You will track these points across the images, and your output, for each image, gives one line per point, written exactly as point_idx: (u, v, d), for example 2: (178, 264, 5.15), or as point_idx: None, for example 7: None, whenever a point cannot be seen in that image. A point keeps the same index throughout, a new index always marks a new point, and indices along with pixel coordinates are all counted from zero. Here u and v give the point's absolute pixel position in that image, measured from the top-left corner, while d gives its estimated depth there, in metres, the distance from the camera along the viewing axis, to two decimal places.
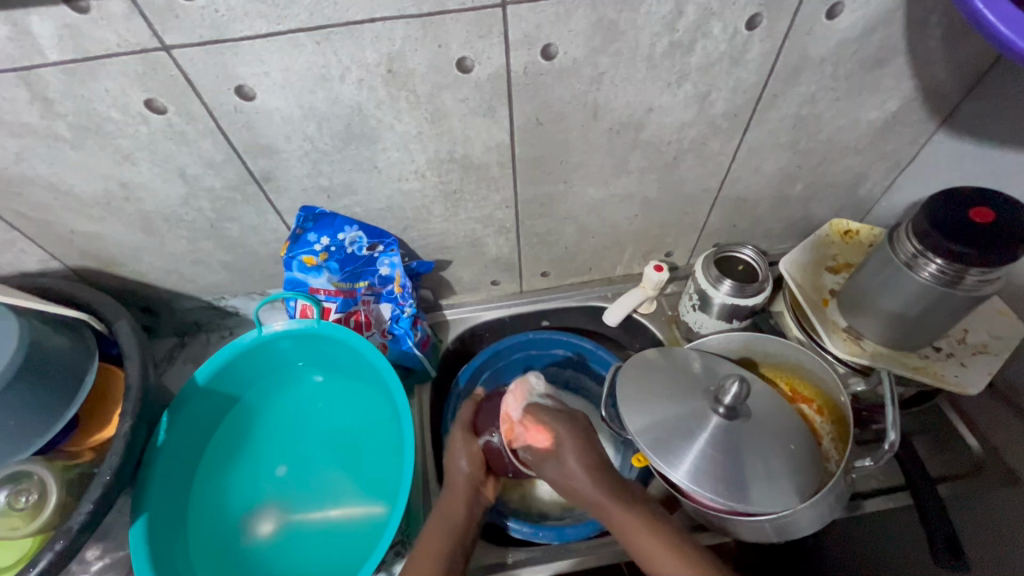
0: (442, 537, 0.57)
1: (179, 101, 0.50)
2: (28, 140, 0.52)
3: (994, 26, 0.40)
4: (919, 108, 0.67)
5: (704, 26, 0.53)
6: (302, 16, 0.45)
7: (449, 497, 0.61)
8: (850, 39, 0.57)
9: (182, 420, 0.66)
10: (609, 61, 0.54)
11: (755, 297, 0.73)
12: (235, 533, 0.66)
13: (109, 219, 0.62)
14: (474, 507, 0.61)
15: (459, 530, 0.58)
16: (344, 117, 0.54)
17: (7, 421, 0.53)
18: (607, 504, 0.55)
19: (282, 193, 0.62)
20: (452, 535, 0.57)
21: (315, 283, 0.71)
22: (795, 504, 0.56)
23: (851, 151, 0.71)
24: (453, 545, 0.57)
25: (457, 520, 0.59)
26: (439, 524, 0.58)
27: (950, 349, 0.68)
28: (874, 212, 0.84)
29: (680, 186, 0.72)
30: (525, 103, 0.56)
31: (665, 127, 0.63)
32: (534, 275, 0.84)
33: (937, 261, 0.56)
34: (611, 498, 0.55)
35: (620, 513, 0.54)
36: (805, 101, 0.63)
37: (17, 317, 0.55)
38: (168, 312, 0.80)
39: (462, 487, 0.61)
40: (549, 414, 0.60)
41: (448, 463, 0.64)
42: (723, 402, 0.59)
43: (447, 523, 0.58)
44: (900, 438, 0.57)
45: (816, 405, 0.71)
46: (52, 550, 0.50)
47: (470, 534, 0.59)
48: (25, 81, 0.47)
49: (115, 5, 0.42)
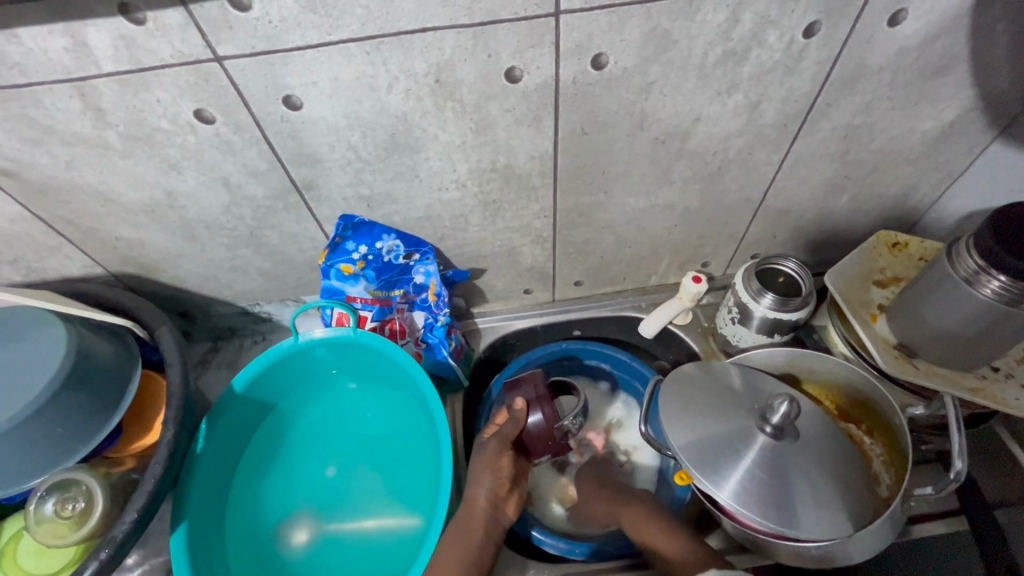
0: (456, 560, 0.58)
1: (227, 111, 0.50)
2: (79, 149, 0.52)
3: None
4: (977, 118, 0.64)
5: (760, 34, 0.51)
6: (354, 26, 0.45)
7: (466, 515, 0.62)
8: (911, 46, 0.55)
9: (219, 428, 0.67)
10: (660, 70, 0.52)
11: (798, 312, 0.70)
12: (270, 540, 0.66)
13: (153, 226, 0.63)
14: (492, 525, 0.62)
15: (475, 549, 0.60)
16: (388, 126, 0.54)
17: (54, 427, 0.54)
18: (630, 520, 0.65)
19: (323, 202, 0.62)
20: (467, 555, 0.59)
21: (352, 291, 0.71)
22: (848, 533, 0.53)
23: (903, 162, 0.69)
24: (469, 559, 0.59)
25: (476, 534, 0.61)
26: (456, 539, 0.60)
27: (1009, 370, 0.66)
28: (921, 222, 0.81)
29: (723, 196, 0.70)
30: (572, 113, 0.55)
31: (713, 136, 0.61)
32: (568, 284, 0.83)
33: (999, 278, 0.53)
34: (636, 513, 0.65)
35: (645, 525, 0.63)
36: (859, 111, 0.61)
37: (64, 325, 0.56)
38: (203, 317, 0.80)
39: (480, 511, 0.62)
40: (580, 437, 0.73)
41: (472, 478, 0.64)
42: (770, 421, 0.57)
43: (465, 532, 0.61)
44: (968, 468, 0.54)
45: (865, 426, 0.69)
46: (98, 558, 0.50)
47: (485, 563, 0.60)
48: (80, 92, 0.47)
49: (171, 16, 0.42)
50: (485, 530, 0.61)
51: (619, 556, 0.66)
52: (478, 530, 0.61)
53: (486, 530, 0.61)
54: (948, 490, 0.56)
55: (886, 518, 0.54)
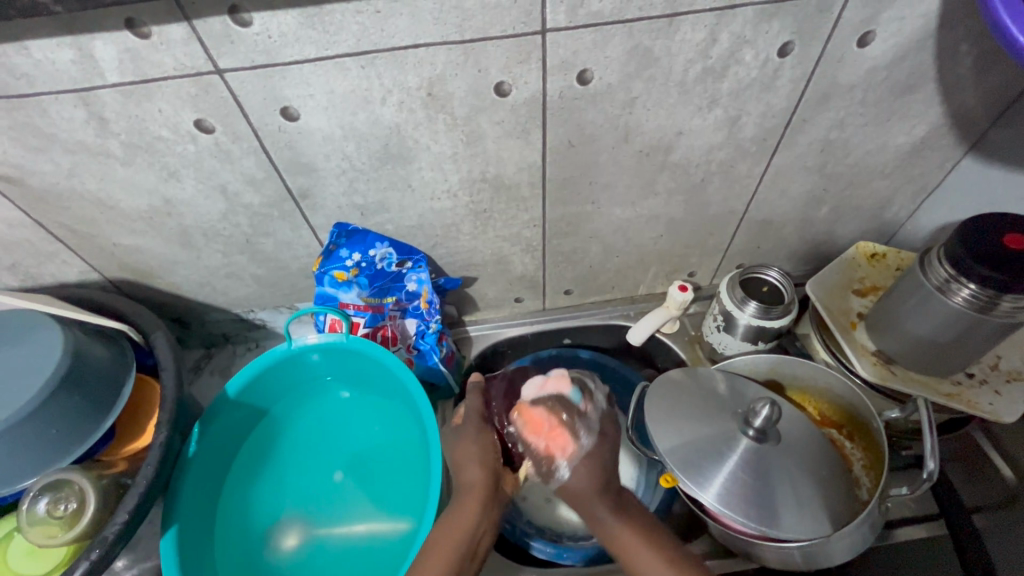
0: (449, 558, 0.54)
1: (227, 121, 0.52)
2: (80, 157, 0.54)
3: (1007, 25, 0.38)
4: (947, 133, 0.67)
5: (737, 53, 0.54)
6: (350, 42, 0.47)
7: (461, 499, 0.59)
8: (881, 66, 0.57)
9: (212, 432, 0.67)
10: (642, 86, 0.55)
11: (781, 320, 0.72)
12: (259, 546, 0.67)
13: (151, 233, 0.64)
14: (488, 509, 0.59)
15: (468, 541, 0.56)
16: (382, 137, 0.56)
17: (48, 429, 0.55)
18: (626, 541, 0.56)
19: (317, 210, 0.64)
20: (464, 542, 0.55)
21: (345, 298, 0.72)
22: (827, 532, 0.55)
23: (878, 175, 0.72)
24: (458, 555, 0.55)
25: (468, 524, 0.57)
26: (450, 529, 0.56)
27: (984, 376, 0.68)
28: (898, 235, 0.84)
29: (706, 208, 0.73)
30: (559, 126, 0.58)
31: (694, 150, 0.63)
32: (558, 292, 0.85)
33: (969, 286, 0.55)
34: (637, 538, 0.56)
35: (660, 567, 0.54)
36: (834, 126, 0.63)
37: (61, 329, 0.57)
38: (197, 324, 0.81)
39: (478, 487, 0.59)
40: (557, 415, 0.59)
41: (460, 462, 0.62)
42: (753, 424, 0.58)
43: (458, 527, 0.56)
44: (939, 467, 0.56)
45: (846, 431, 0.70)
46: (88, 559, 0.51)
47: (479, 553, 0.57)
48: (84, 101, 0.49)
49: (175, 30, 0.44)
50: (479, 513, 0.58)
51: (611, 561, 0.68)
52: (469, 521, 0.57)
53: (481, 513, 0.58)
54: (922, 490, 0.58)
55: (863, 520, 0.56)
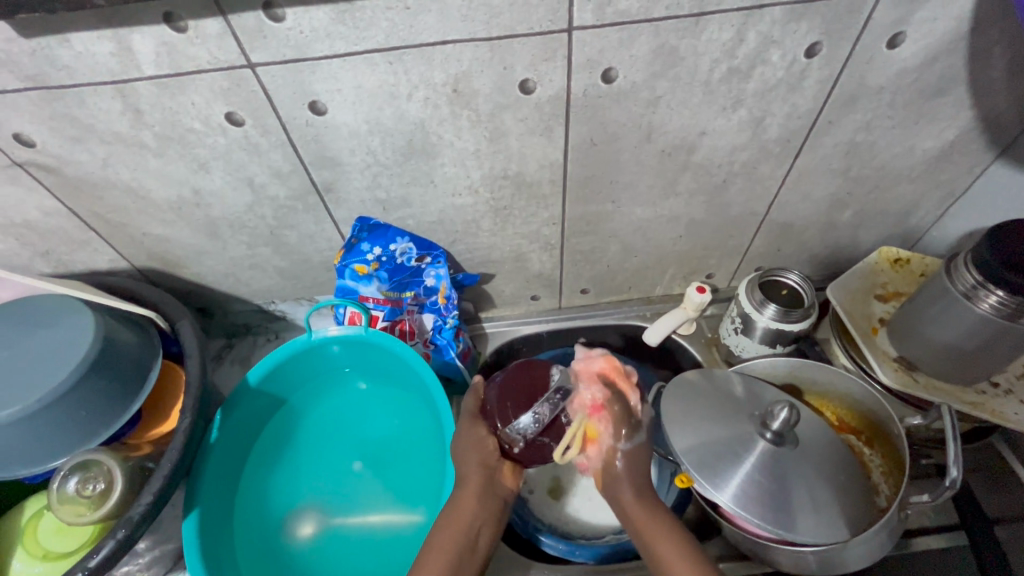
0: (450, 554, 0.54)
1: (257, 114, 0.53)
2: (116, 148, 0.55)
3: None
4: (977, 138, 0.66)
5: (764, 53, 0.53)
6: (379, 38, 0.48)
7: (462, 494, 0.58)
8: (911, 68, 0.57)
9: (234, 419, 0.69)
10: (667, 85, 0.55)
11: (801, 323, 0.72)
12: (276, 532, 0.68)
13: (180, 223, 0.66)
14: (487, 505, 0.58)
15: (467, 539, 0.56)
16: (407, 133, 0.56)
17: (78, 410, 0.57)
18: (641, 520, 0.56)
19: (341, 204, 0.65)
20: (463, 538, 0.55)
21: (365, 291, 0.73)
22: (845, 538, 0.54)
23: (904, 179, 0.71)
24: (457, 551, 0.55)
25: (467, 521, 0.56)
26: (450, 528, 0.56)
27: (1009, 386, 0.67)
28: (923, 240, 0.83)
29: (727, 209, 0.72)
30: (581, 124, 0.58)
31: (717, 150, 0.63)
32: (574, 291, 0.85)
33: (997, 293, 0.54)
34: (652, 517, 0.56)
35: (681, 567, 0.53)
36: (860, 128, 0.63)
37: (93, 314, 0.59)
38: (220, 313, 0.83)
39: (476, 482, 0.58)
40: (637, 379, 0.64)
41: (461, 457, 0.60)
42: (770, 427, 0.58)
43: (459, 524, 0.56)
44: (962, 475, 0.56)
45: (864, 437, 0.70)
46: (114, 538, 0.52)
47: (480, 549, 0.56)
48: (121, 94, 0.50)
49: (210, 25, 0.46)
50: (479, 510, 0.57)
51: (621, 560, 0.68)
52: (471, 517, 0.57)
53: (480, 508, 0.57)
54: (942, 498, 0.58)
55: (882, 525, 0.55)
